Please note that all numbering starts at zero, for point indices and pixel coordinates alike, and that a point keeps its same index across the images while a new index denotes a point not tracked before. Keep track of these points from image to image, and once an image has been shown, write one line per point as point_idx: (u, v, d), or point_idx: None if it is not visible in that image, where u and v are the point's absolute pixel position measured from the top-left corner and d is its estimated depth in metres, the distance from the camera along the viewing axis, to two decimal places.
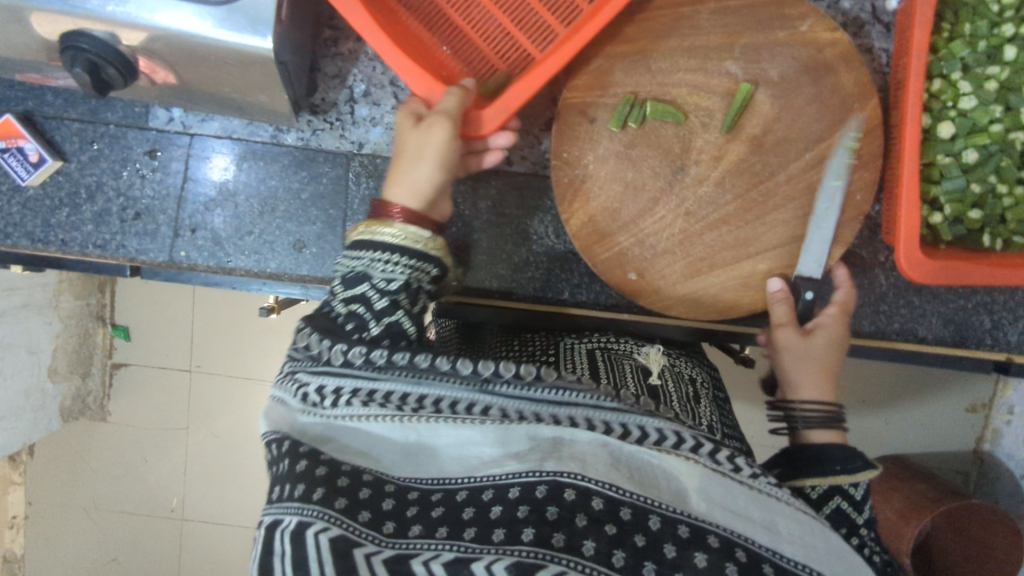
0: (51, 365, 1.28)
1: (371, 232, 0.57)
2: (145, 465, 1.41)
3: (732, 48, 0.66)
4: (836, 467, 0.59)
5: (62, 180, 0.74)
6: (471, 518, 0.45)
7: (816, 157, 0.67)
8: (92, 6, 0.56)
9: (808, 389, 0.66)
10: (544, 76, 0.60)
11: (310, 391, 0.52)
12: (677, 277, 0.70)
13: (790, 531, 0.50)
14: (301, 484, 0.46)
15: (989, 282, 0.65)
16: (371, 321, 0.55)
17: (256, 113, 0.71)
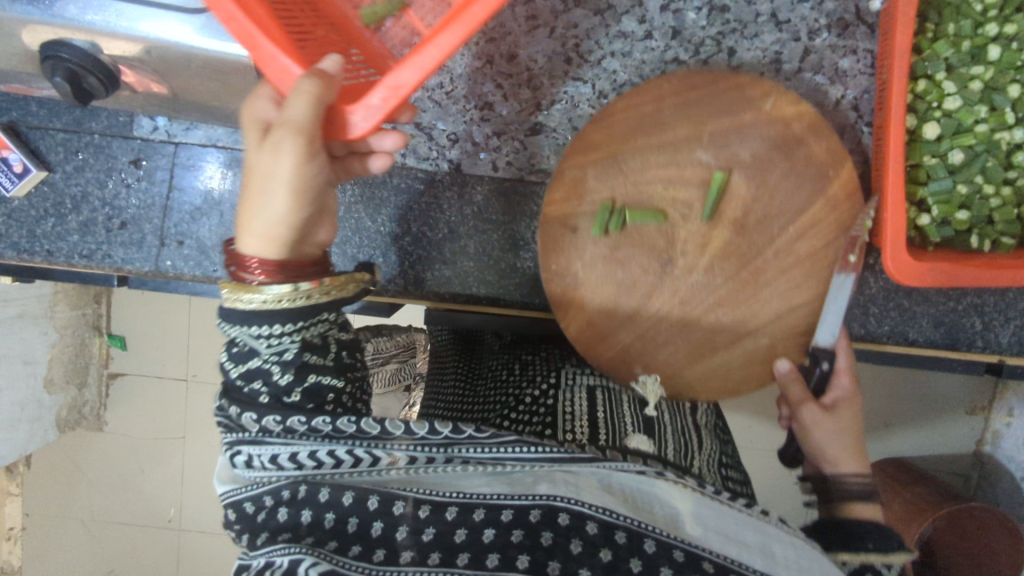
0: (48, 376, 1.27)
1: (242, 294, 0.47)
2: (140, 475, 1.41)
3: (700, 137, 0.63)
4: (868, 544, 0.57)
5: (48, 190, 0.74)
6: (464, 543, 0.46)
7: (800, 229, 0.64)
8: (70, 16, 0.56)
9: (842, 462, 0.63)
10: (421, 70, 0.44)
11: (257, 462, 0.48)
12: (680, 360, 0.68)
13: (784, 555, 0.49)
14: (287, 531, 0.47)
15: (978, 284, 0.64)
16: (281, 393, 0.48)
17: (240, 120, 0.71)
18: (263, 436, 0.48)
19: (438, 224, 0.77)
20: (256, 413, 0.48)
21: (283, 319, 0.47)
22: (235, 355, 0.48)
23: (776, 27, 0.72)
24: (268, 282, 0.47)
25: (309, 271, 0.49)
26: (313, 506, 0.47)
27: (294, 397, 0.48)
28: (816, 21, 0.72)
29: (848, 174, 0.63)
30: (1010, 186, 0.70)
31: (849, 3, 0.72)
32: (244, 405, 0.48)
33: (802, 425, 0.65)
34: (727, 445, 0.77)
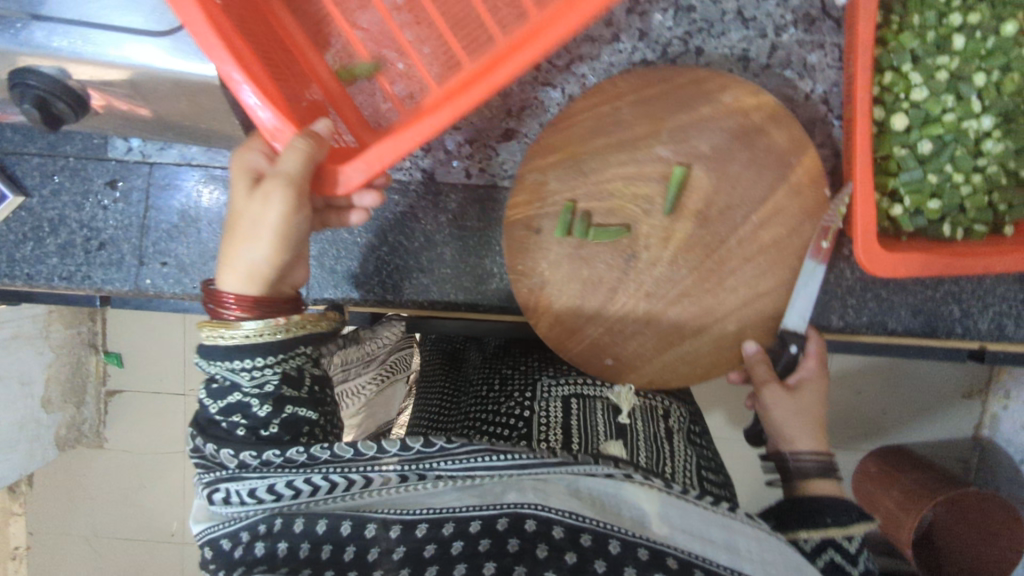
0: (45, 396, 1.28)
1: (222, 329, 0.51)
2: (141, 491, 1.41)
3: (659, 134, 0.65)
4: (827, 520, 0.60)
5: (25, 215, 0.74)
6: (433, 557, 0.47)
7: (762, 218, 0.67)
8: (37, 42, 0.57)
9: (801, 439, 0.66)
10: (411, 143, 0.50)
11: (232, 495, 0.50)
12: (649, 351, 0.71)
13: (748, 549, 0.51)
14: (263, 564, 0.48)
15: (952, 271, 0.65)
16: (261, 428, 0.51)
17: (213, 139, 0.72)
18: (241, 470, 0.50)
19: (414, 233, 0.77)
20: (234, 448, 0.50)
21: (261, 351, 0.51)
22: (216, 390, 0.51)
23: (742, 24, 0.73)
24: (246, 317, 0.51)
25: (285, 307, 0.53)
26: (289, 538, 0.48)
27: (272, 428, 0.51)
28: (782, 17, 0.72)
29: (810, 159, 0.66)
30: (980, 174, 0.70)
31: None
32: (222, 442, 0.51)
33: (763, 404, 0.68)
34: (706, 451, 0.78)
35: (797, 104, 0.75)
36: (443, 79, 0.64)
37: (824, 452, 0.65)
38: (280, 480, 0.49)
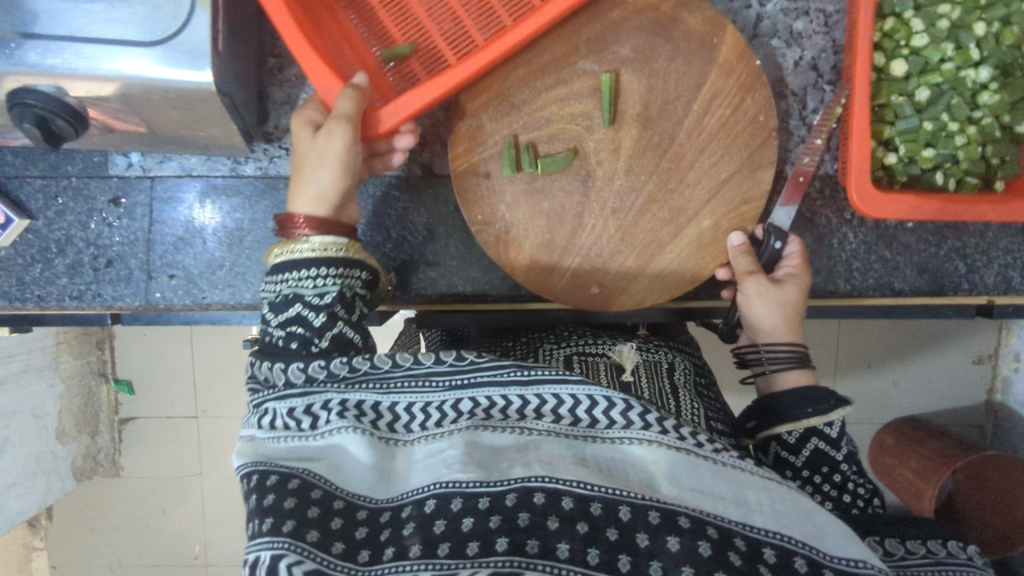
0: (58, 428, 1.29)
1: (287, 246, 0.59)
2: (162, 515, 1.41)
3: (578, 49, 0.69)
4: (807, 410, 0.61)
5: (31, 238, 0.75)
6: (444, 534, 0.45)
7: (703, 105, 0.70)
8: (31, 61, 0.58)
9: (776, 330, 0.67)
10: (440, 89, 0.63)
11: (279, 417, 0.52)
12: (633, 271, 0.73)
13: (758, 503, 0.49)
14: (269, 517, 0.45)
15: (943, 214, 0.66)
16: (313, 339, 0.56)
17: (213, 148, 0.73)
18: (285, 390, 0.53)
19: (417, 227, 0.78)
20: (282, 361, 0.54)
21: (325, 264, 0.58)
22: (277, 304, 0.57)
23: None
24: (313, 233, 0.59)
25: (343, 228, 0.61)
26: (298, 496, 0.46)
27: (321, 341, 0.55)
28: None
29: (731, 36, 0.69)
30: (974, 125, 0.70)
31: None
32: (274, 357, 0.55)
33: (743, 294, 0.69)
34: (714, 402, 0.76)
35: (787, 72, 0.76)
36: (460, 47, 0.71)
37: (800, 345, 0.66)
38: (319, 399, 0.52)
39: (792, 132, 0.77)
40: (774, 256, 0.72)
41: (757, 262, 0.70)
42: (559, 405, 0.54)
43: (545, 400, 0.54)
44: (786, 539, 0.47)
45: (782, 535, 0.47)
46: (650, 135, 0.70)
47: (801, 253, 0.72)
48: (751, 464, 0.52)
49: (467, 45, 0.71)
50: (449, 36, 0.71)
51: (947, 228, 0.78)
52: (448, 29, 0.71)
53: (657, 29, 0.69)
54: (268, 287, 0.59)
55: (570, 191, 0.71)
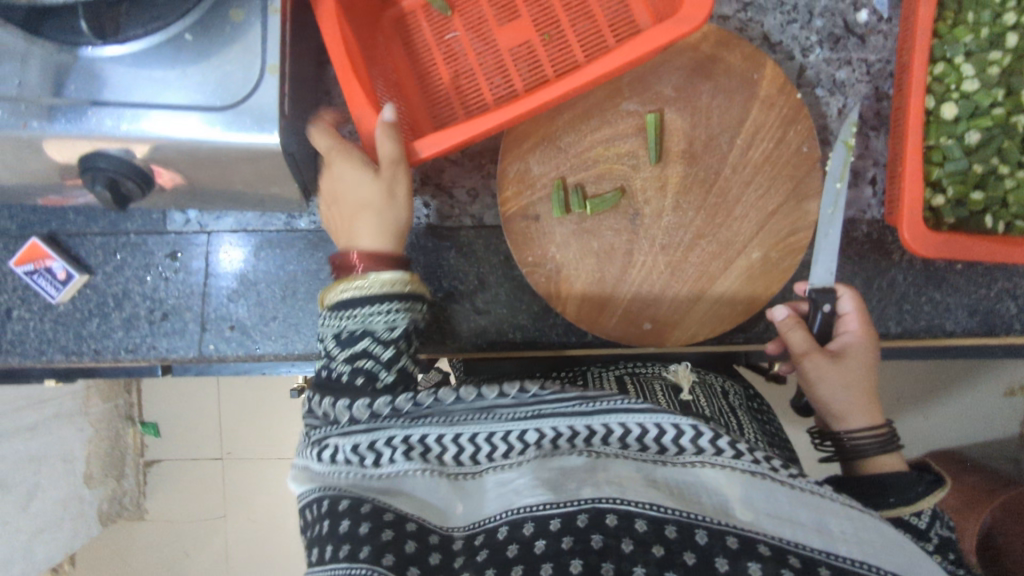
0: (86, 472, 1.28)
1: (347, 283, 0.59)
2: (187, 559, 1.39)
3: (622, 91, 0.70)
4: (890, 500, 0.60)
5: (90, 292, 0.76)
6: (517, 557, 0.44)
7: (747, 138, 0.71)
8: (106, 128, 0.60)
9: (854, 413, 0.64)
10: (505, 117, 0.62)
11: (343, 452, 0.50)
12: (684, 306, 0.72)
13: (842, 531, 0.47)
14: (345, 543, 0.45)
15: (990, 260, 0.66)
16: (381, 371, 0.56)
17: (270, 204, 0.74)
18: (350, 425, 0.52)
19: (468, 276, 0.78)
20: (347, 398, 0.54)
21: (394, 298, 0.58)
22: (344, 339, 0.57)
23: (770, 48, 0.76)
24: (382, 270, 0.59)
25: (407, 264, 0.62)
26: (370, 519, 0.46)
27: (387, 376, 0.56)
28: (808, 39, 0.76)
29: (771, 71, 0.70)
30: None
31: (837, 18, 0.76)
32: (339, 393, 0.55)
33: (807, 377, 0.66)
34: (768, 426, 0.78)
35: (832, 120, 0.77)
36: (501, 91, 0.72)
37: (881, 425, 0.64)
38: (379, 433, 0.51)
39: None
40: (826, 320, 0.68)
41: (811, 336, 0.67)
42: (627, 434, 0.50)
43: (613, 429, 0.51)
44: (878, 570, 0.45)
45: (874, 566, 0.45)
46: (701, 183, 0.71)
47: (857, 308, 0.68)
48: (830, 490, 0.50)
49: (507, 90, 0.72)
50: (491, 76, 0.72)
51: (996, 269, 0.78)
52: (491, 65, 0.72)
53: (702, 76, 0.70)
54: (332, 323, 0.58)
55: (620, 238, 0.71)
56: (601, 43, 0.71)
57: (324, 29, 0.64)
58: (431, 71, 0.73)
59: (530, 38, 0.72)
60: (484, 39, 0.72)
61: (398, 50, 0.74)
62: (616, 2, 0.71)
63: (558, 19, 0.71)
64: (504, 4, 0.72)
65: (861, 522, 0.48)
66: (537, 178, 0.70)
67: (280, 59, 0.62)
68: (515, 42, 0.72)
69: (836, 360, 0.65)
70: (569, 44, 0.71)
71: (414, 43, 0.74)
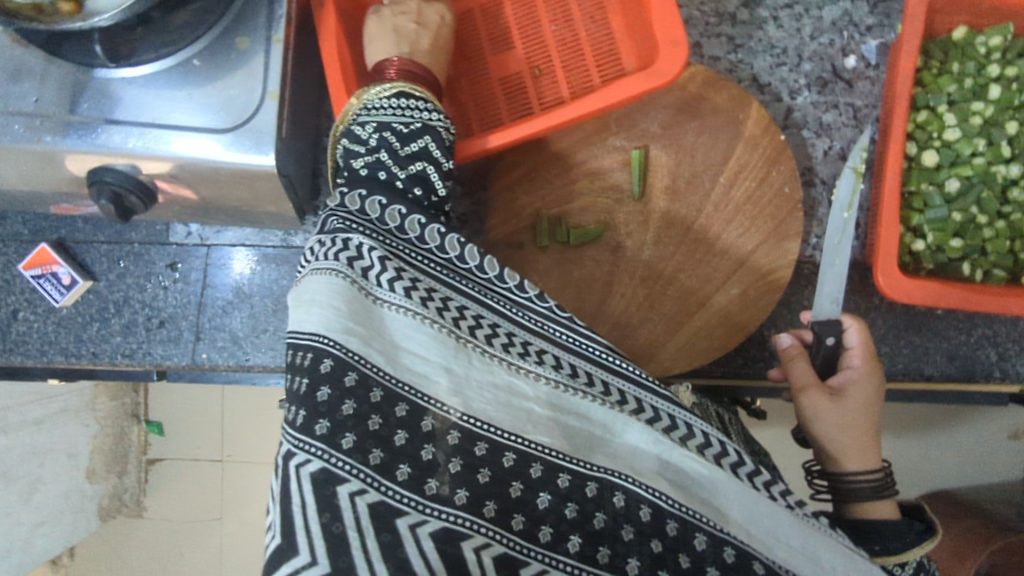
0: (89, 467, 1.30)
1: (410, 87, 0.62)
2: (181, 559, 1.41)
3: (609, 127, 0.73)
4: (874, 547, 0.58)
5: (93, 298, 0.79)
6: (519, 504, 0.47)
7: (729, 177, 0.72)
8: (114, 144, 0.63)
9: (849, 454, 0.62)
10: (534, 130, 0.64)
11: (369, 270, 0.52)
12: (662, 335, 0.73)
13: (832, 566, 0.52)
14: (324, 420, 0.45)
15: (971, 305, 0.66)
16: (436, 184, 0.59)
17: (267, 221, 0.77)
18: (393, 239, 0.55)
19: None
20: (404, 207, 0.55)
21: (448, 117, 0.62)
22: (403, 135, 0.58)
23: (759, 89, 0.78)
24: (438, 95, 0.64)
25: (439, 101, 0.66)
26: (360, 401, 0.47)
27: (441, 190, 0.59)
28: (796, 81, 0.78)
29: (755, 112, 0.72)
30: (1003, 220, 0.72)
31: (825, 63, 0.78)
32: (387, 195, 0.56)
33: (804, 413, 0.65)
34: (759, 454, 0.77)
35: (817, 161, 0.78)
36: (489, 123, 0.75)
37: (877, 470, 0.61)
38: (411, 275, 0.54)
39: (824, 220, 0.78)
40: (829, 355, 0.68)
41: (813, 371, 0.66)
42: (640, 412, 0.54)
43: (627, 400, 0.55)
44: None
45: None
46: (683, 218, 0.73)
47: (863, 343, 0.67)
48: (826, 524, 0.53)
49: (494, 123, 0.75)
50: (482, 108, 0.75)
51: (976, 315, 0.79)
52: (482, 98, 0.75)
53: (688, 114, 0.73)
54: (393, 113, 0.59)
55: (601, 269, 0.73)
56: (586, 80, 0.74)
57: (325, 51, 0.68)
58: None
59: (522, 71, 0.75)
60: (478, 69, 0.76)
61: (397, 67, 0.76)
62: (606, 43, 0.74)
63: (549, 54, 0.75)
64: (499, 38, 0.76)
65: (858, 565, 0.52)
66: (523, 207, 0.73)
67: (281, 85, 0.65)
68: (507, 74, 0.75)
69: (834, 399, 0.64)
70: (557, 81, 0.74)
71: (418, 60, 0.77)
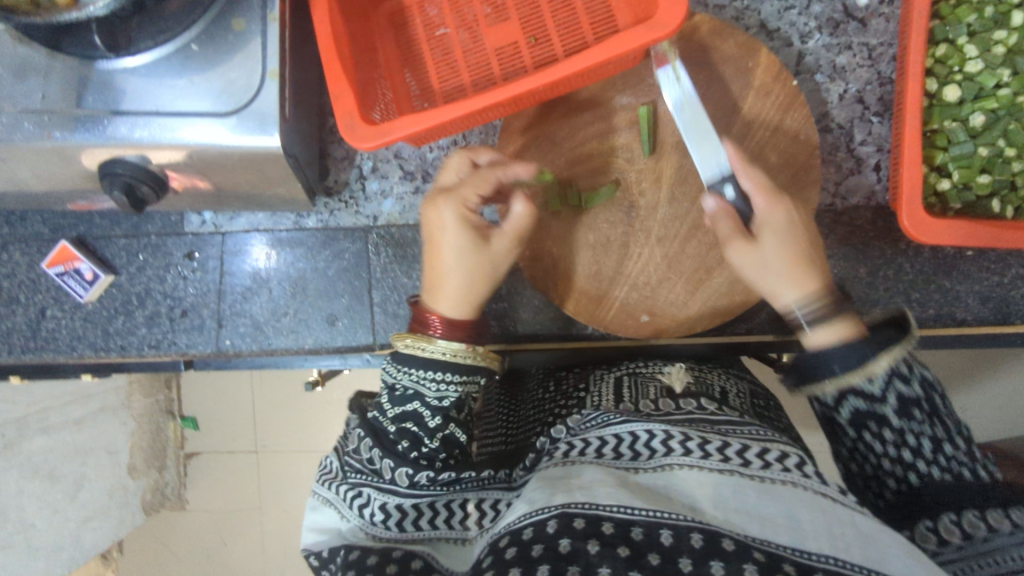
0: (130, 464, 1.33)
1: (414, 344, 0.62)
2: (225, 548, 1.38)
3: (615, 86, 0.71)
4: (835, 372, 0.55)
5: (115, 292, 0.81)
6: (491, 563, 0.44)
7: (742, 128, 0.70)
8: (122, 135, 0.63)
9: (791, 288, 0.58)
10: (528, 86, 0.61)
11: (372, 506, 0.56)
12: (682, 298, 0.72)
13: (813, 528, 0.43)
14: (353, 569, 0.50)
15: (996, 244, 0.64)
16: (426, 438, 0.60)
17: (278, 205, 0.78)
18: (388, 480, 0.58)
19: None
20: (399, 461, 0.58)
21: (450, 369, 0.61)
22: (397, 398, 0.62)
23: (767, 36, 0.77)
24: (442, 336, 0.63)
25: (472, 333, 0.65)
26: (375, 556, 0.51)
27: (431, 441, 0.60)
28: (806, 25, 0.76)
29: (765, 57, 0.70)
30: None
31: (836, 3, 0.76)
32: (388, 453, 0.59)
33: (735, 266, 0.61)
34: (777, 411, 0.74)
35: (833, 106, 0.76)
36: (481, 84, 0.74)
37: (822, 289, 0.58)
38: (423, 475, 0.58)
39: (840, 165, 0.77)
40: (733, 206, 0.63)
41: (734, 220, 0.61)
42: (605, 445, 0.54)
43: (596, 441, 0.54)
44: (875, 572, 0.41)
45: (840, 559, 0.41)
46: (696, 175, 0.71)
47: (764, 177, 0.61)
48: (814, 484, 0.47)
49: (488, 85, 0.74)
50: (475, 72, 0.74)
51: (1009, 255, 0.76)
52: (475, 60, 0.74)
53: (695, 65, 0.70)
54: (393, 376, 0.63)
55: (616, 231, 0.72)
56: (580, 42, 0.72)
57: (316, 10, 0.63)
58: (420, 63, 0.75)
59: (518, 39, 0.73)
60: (472, 38, 0.74)
61: (393, 43, 0.76)
62: (602, 3, 0.72)
63: (544, 20, 0.73)
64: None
65: (874, 545, 0.43)
66: None
67: (280, 64, 0.65)
68: (501, 38, 0.74)
69: (758, 243, 0.59)
70: (551, 41, 0.73)
71: (412, 37, 0.76)
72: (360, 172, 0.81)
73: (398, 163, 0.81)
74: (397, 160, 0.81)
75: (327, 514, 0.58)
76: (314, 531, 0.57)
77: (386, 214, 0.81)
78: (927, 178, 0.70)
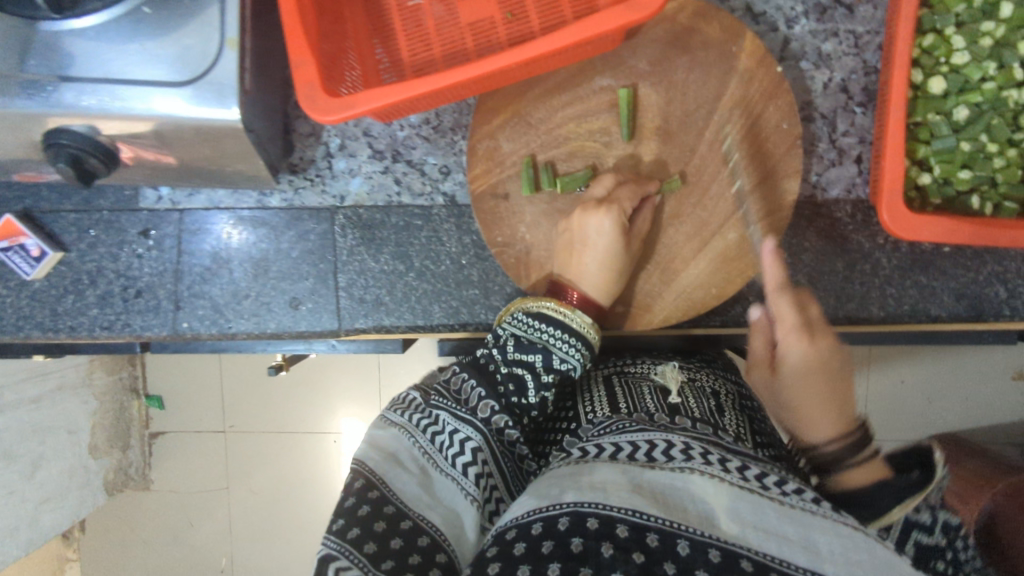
0: (91, 443, 1.26)
1: (558, 308, 0.65)
2: (190, 528, 1.35)
3: (594, 66, 0.68)
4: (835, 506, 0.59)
5: (65, 269, 0.77)
6: (495, 556, 0.43)
7: (725, 114, 0.68)
8: (69, 102, 0.59)
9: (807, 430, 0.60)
10: (505, 62, 0.58)
11: (442, 434, 0.56)
12: (658, 287, 0.71)
13: (831, 551, 0.42)
14: (369, 541, 0.46)
15: (980, 239, 0.62)
16: (529, 389, 0.62)
17: (240, 181, 0.74)
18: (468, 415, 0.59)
19: (441, 256, 0.77)
20: (493, 400, 0.59)
21: (581, 340, 0.64)
22: (523, 345, 0.63)
23: (753, 20, 0.74)
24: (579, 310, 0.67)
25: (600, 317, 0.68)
26: (386, 521, 0.48)
27: (532, 398, 0.62)
28: (792, 10, 0.74)
29: (751, 42, 0.66)
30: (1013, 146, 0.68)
31: None
32: (486, 387, 0.61)
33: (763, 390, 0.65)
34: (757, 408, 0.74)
35: (817, 94, 0.75)
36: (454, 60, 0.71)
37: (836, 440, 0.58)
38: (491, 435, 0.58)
39: (821, 156, 0.75)
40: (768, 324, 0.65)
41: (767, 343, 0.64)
42: (631, 449, 0.52)
43: (620, 446, 0.53)
44: None
45: None
46: (675, 161, 0.69)
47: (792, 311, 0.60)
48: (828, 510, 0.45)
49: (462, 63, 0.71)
50: (449, 48, 0.71)
51: (986, 252, 0.75)
52: (449, 35, 0.71)
53: (679, 47, 0.67)
54: (524, 328, 0.64)
55: None
56: (559, 18, 0.69)
57: None
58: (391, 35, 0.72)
59: (494, 14, 0.70)
60: (447, 10, 0.71)
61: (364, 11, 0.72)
62: None
63: None
64: None
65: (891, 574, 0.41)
66: (505, 155, 0.70)
67: (241, 33, 0.61)
68: (477, 11, 0.70)
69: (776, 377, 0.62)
70: (529, 16, 0.70)
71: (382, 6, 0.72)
72: (326, 150, 0.78)
73: (366, 141, 0.77)
74: (365, 138, 0.77)
75: (383, 431, 0.55)
76: (368, 442, 0.54)
77: (353, 194, 0.77)
78: (908, 172, 0.69)
